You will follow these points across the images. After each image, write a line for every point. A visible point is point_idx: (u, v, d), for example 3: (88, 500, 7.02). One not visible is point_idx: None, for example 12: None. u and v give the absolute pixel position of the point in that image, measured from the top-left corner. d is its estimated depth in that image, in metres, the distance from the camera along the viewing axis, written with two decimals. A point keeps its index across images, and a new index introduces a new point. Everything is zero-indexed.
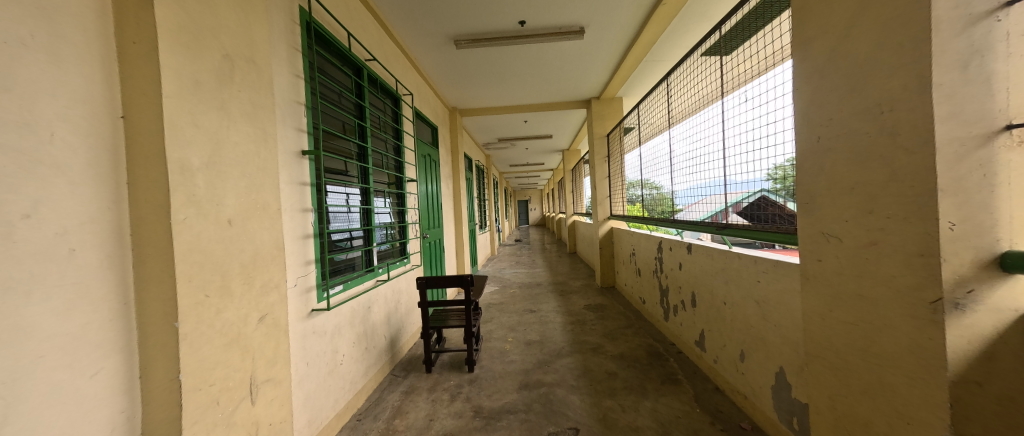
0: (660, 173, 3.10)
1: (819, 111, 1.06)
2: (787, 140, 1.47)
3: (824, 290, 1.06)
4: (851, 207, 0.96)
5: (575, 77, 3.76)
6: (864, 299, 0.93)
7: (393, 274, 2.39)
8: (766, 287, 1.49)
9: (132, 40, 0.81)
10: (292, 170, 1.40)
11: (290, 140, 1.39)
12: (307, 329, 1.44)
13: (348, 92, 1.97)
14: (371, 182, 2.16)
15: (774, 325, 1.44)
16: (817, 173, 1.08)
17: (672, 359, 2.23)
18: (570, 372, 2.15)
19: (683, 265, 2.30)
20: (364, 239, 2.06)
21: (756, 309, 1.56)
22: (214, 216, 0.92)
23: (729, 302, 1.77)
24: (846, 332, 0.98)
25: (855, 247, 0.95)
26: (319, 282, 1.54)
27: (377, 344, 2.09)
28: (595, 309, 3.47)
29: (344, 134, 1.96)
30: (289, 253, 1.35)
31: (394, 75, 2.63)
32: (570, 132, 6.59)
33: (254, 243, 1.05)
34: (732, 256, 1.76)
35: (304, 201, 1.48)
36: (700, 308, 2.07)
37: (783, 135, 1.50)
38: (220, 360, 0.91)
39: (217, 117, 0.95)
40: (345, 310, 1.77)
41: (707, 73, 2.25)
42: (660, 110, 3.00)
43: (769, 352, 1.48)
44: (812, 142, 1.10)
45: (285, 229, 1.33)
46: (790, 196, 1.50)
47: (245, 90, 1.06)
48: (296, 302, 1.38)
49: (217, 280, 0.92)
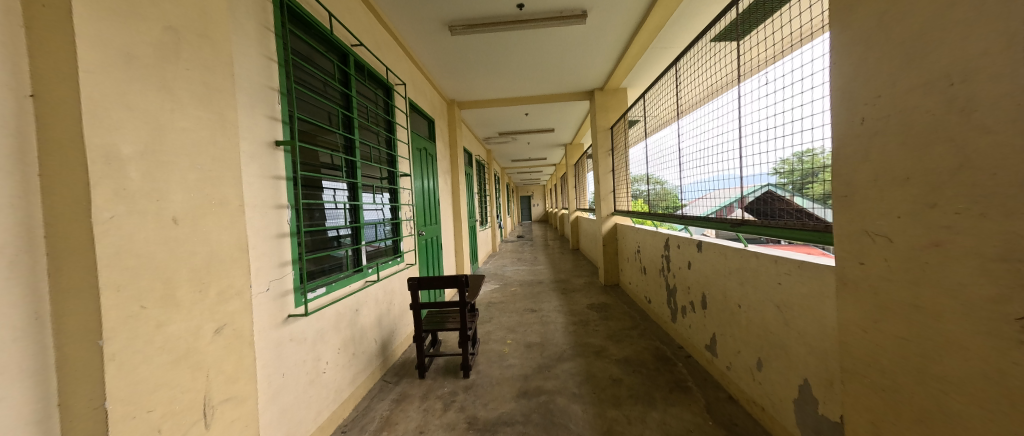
0: (667, 168, 2.93)
1: (861, 87, 0.90)
2: (805, 129, 1.34)
3: (866, 298, 0.91)
4: (906, 201, 0.80)
5: (577, 67, 3.59)
6: (922, 310, 0.78)
7: (384, 274, 2.27)
8: (788, 290, 1.34)
9: (41, 3, 0.67)
10: (263, 163, 1.26)
11: (260, 128, 1.26)
12: (282, 336, 1.32)
13: (332, 80, 1.84)
14: (358, 177, 2.04)
15: (798, 334, 1.29)
16: (858, 161, 0.92)
17: (681, 364, 2.09)
18: (571, 378, 2.02)
19: (693, 264, 2.15)
20: (352, 237, 1.96)
21: (776, 315, 1.41)
22: (155, 213, 0.79)
23: (745, 306, 1.62)
24: (897, 349, 0.83)
25: (908, 248, 0.80)
26: (297, 286, 1.42)
27: (367, 349, 1.97)
28: (598, 309, 3.34)
29: (330, 125, 1.84)
30: (260, 254, 1.23)
31: (386, 63, 2.49)
32: (573, 126, 6.41)
33: (210, 244, 0.92)
34: (748, 255, 1.60)
35: (279, 197, 1.35)
36: (712, 310, 1.92)
37: (801, 123, 1.36)
38: (161, 382, 0.78)
39: (161, 97, 0.81)
40: (329, 314, 1.65)
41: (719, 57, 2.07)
42: (666, 102, 2.82)
43: (792, 363, 1.33)
44: (851, 125, 0.94)
45: (254, 229, 1.21)
46: (796, 191, 1.43)
47: (196, 68, 0.90)
48: (269, 308, 1.26)
49: (159, 289, 0.79)
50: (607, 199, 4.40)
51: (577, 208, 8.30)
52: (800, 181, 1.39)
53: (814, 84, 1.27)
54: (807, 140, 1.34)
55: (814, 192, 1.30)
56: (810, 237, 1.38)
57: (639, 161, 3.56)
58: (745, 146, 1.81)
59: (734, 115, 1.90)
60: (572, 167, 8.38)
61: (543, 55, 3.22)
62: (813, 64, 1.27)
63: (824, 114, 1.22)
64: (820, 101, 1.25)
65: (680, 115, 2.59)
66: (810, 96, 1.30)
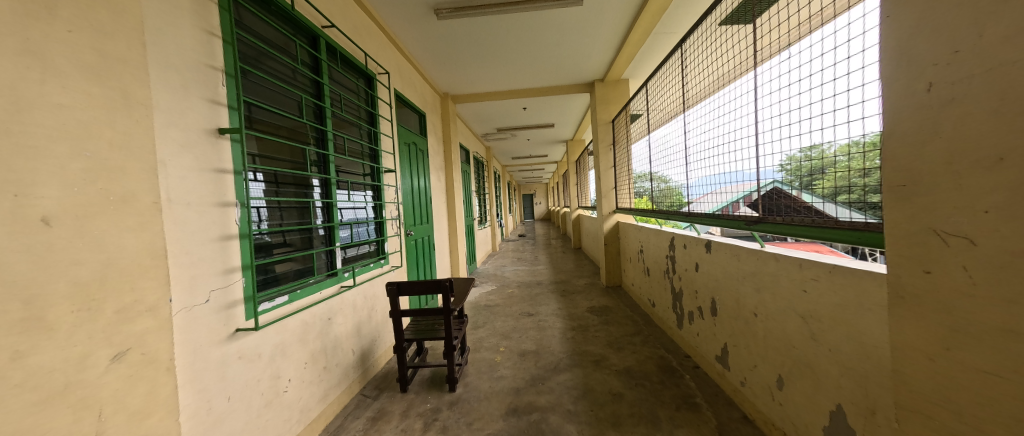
0: (671, 162, 2.71)
1: (927, 40, 0.60)
2: (815, 116, 1.17)
3: (929, 317, 0.62)
4: (990, 186, 0.53)
5: (574, 55, 3.36)
6: (1019, 339, 0.50)
7: (362, 279, 2.08)
8: (815, 300, 1.05)
9: None
10: (201, 154, 1.09)
11: (196, 113, 1.09)
12: (227, 355, 1.14)
13: (301, 67, 1.68)
14: (332, 172, 1.86)
15: (825, 350, 1.01)
16: (917, 143, 0.63)
17: (688, 376, 1.79)
18: (567, 392, 1.77)
19: (700, 266, 1.84)
20: (324, 238, 1.80)
21: (799, 327, 1.12)
22: (11, 213, 0.62)
23: (760, 315, 1.31)
24: (973, 388, 0.57)
25: (995, 252, 0.52)
26: (249, 295, 1.25)
27: (342, 361, 1.80)
28: (599, 312, 3.12)
29: (300, 116, 1.68)
30: (196, 260, 1.05)
31: (366, 50, 2.30)
32: (574, 121, 6.21)
33: (103, 251, 0.75)
34: (765, 257, 1.30)
35: (224, 193, 1.18)
36: (722, 317, 1.61)
37: (810, 110, 1.19)
38: (22, 428, 0.62)
39: (24, 65, 0.65)
40: (293, 325, 1.47)
41: (728, 37, 1.83)
42: (670, 93, 2.60)
43: (817, 384, 1.05)
44: (908, 95, 0.63)
45: (189, 230, 1.03)
46: (803, 186, 1.26)
47: (82, 32, 0.73)
48: (211, 322, 1.09)
49: (18, 312, 0.62)
50: (609, 196, 4.18)
51: (579, 206, 8.09)
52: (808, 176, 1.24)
53: (830, 63, 1.09)
54: (822, 127, 1.14)
55: (822, 188, 1.17)
56: (813, 235, 1.22)
57: (642, 158, 3.33)
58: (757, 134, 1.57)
59: (746, 99, 1.64)
60: (573, 164, 8.18)
61: (537, 41, 3.00)
62: (840, 36, 1.03)
63: (853, 93, 1.00)
64: (847, 78, 1.02)
65: (685, 106, 2.35)
66: (833, 73, 1.08)
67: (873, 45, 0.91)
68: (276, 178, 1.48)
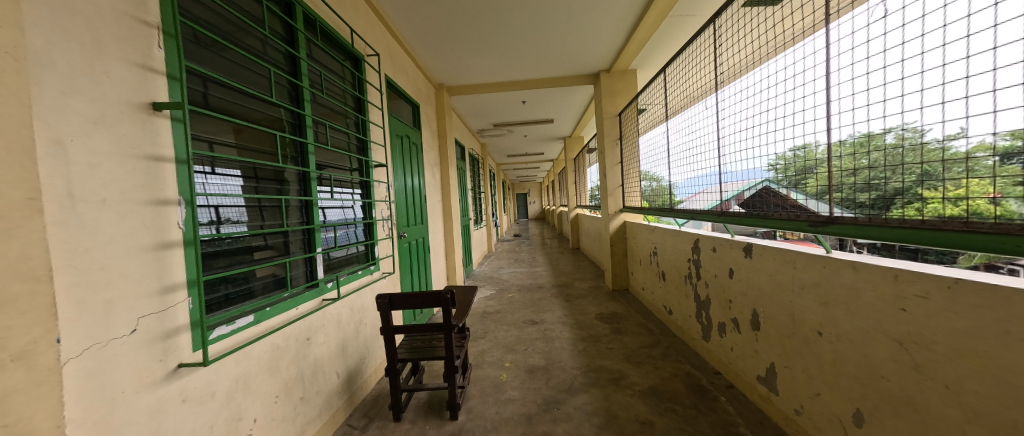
0: (682, 159, 2.43)
1: None
2: (810, 120, 1.21)
3: None
4: None
5: (581, 42, 3.13)
6: None
7: (347, 290, 1.78)
8: (922, 324, 0.83)
9: None
10: (124, 135, 0.81)
11: (117, 80, 0.80)
12: (162, 400, 0.86)
13: (273, 37, 1.40)
14: (313, 166, 1.59)
15: (937, 386, 0.80)
16: None
17: (724, 399, 1.58)
18: (587, 419, 1.53)
19: (735, 272, 1.63)
20: (303, 243, 1.53)
21: (892, 355, 0.90)
22: None
23: (828, 334, 1.10)
24: None
25: None
26: (198, 320, 0.98)
27: (322, 389, 1.52)
28: (608, 320, 2.89)
29: (271, 96, 1.41)
30: (114, 278, 0.78)
31: (351, 27, 2.02)
32: (574, 116, 5.99)
33: None
34: (835, 268, 1.08)
35: (161, 188, 0.90)
36: (768, 333, 1.40)
37: (806, 115, 1.22)
38: None
39: None
40: (260, 352, 1.20)
41: (735, 34, 1.79)
42: (682, 84, 2.39)
43: (923, 429, 0.84)
44: None
45: (101, 237, 0.75)
46: (792, 186, 1.31)
47: None
48: (139, 357, 0.82)
49: None
50: (615, 195, 3.94)
51: (577, 205, 7.88)
52: (796, 176, 1.28)
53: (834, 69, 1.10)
54: (812, 130, 1.19)
55: (814, 186, 1.21)
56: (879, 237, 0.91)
57: (649, 155, 3.12)
58: (750, 137, 1.56)
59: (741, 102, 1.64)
60: (572, 162, 7.94)
61: (542, 24, 2.75)
62: (851, 39, 1.04)
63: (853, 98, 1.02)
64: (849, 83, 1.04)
65: (688, 101, 2.26)
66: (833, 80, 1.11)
67: (884, 48, 0.91)
68: (255, 173, 1.28)
